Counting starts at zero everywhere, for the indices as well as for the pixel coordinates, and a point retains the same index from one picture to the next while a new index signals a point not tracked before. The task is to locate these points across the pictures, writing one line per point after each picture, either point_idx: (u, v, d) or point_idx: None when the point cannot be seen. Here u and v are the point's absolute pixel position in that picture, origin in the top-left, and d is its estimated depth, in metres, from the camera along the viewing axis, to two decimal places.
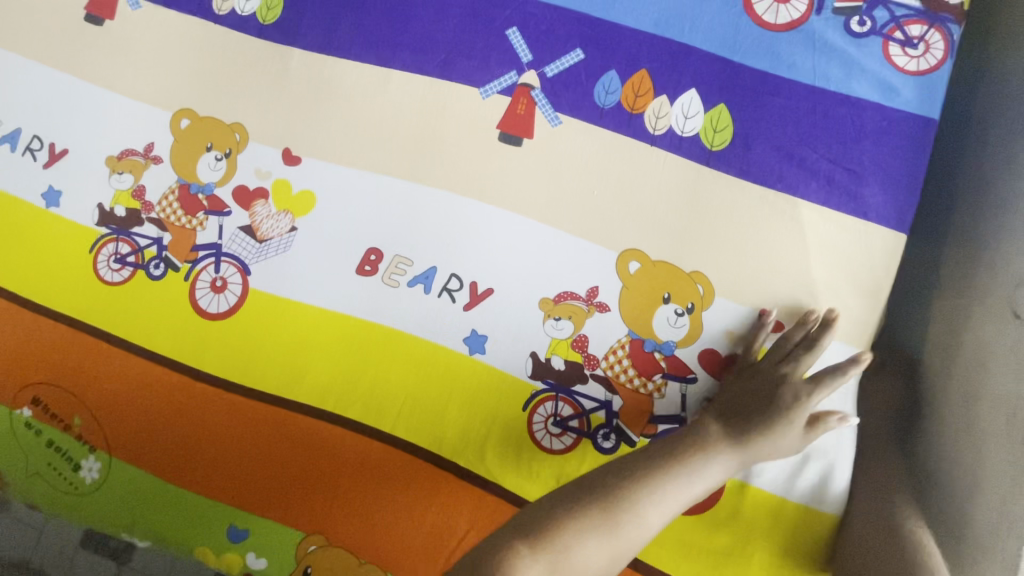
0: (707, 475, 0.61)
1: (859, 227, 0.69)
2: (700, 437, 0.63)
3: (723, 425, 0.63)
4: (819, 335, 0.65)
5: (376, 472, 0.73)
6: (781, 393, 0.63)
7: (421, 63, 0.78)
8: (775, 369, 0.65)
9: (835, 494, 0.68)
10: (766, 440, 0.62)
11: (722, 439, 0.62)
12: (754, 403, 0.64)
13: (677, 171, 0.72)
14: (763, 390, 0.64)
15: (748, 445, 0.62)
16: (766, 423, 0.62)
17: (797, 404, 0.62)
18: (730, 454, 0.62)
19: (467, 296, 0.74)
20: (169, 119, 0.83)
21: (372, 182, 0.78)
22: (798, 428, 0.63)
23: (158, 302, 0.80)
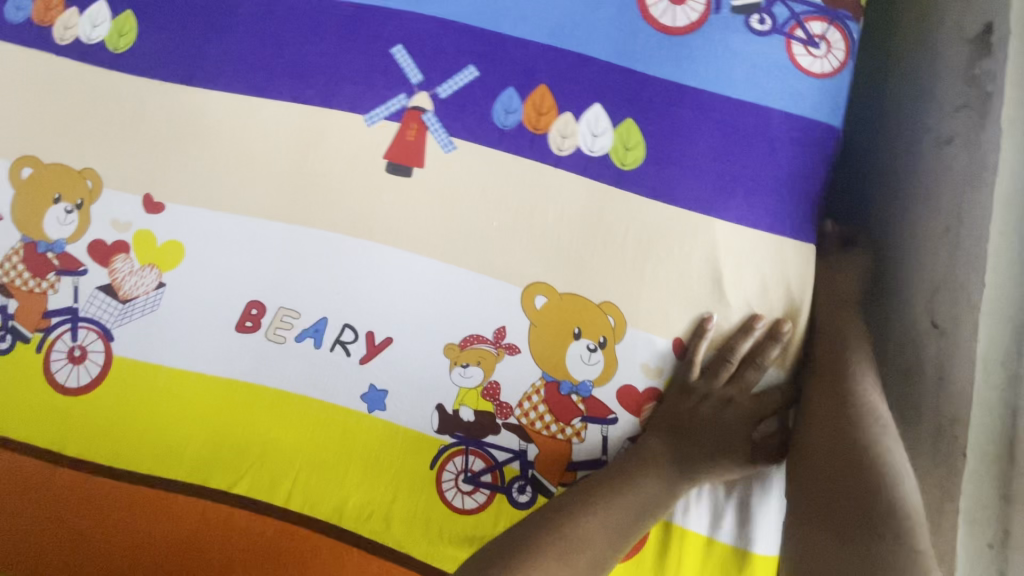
0: (657, 502, 0.61)
1: (774, 242, 0.64)
2: (650, 456, 0.62)
3: (671, 445, 0.62)
4: (765, 349, 0.63)
5: (270, 554, 0.66)
6: (726, 412, 0.63)
7: (297, 90, 0.70)
8: (721, 386, 0.63)
9: (766, 527, 0.63)
10: (714, 459, 0.62)
11: (670, 463, 0.62)
12: (700, 422, 0.63)
13: (579, 195, 0.67)
14: (709, 409, 0.63)
15: (695, 464, 0.62)
16: (713, 444, 0.62)
17: (741, 423, 0.63)
18: (680, 474, 0.61)
19: (363, 349, 0.66)
20: (8, 167, 0.72)
21: (247, 227, 0.69)
22: (744, 447, 0.62)
23: (8, 379, 0.70)
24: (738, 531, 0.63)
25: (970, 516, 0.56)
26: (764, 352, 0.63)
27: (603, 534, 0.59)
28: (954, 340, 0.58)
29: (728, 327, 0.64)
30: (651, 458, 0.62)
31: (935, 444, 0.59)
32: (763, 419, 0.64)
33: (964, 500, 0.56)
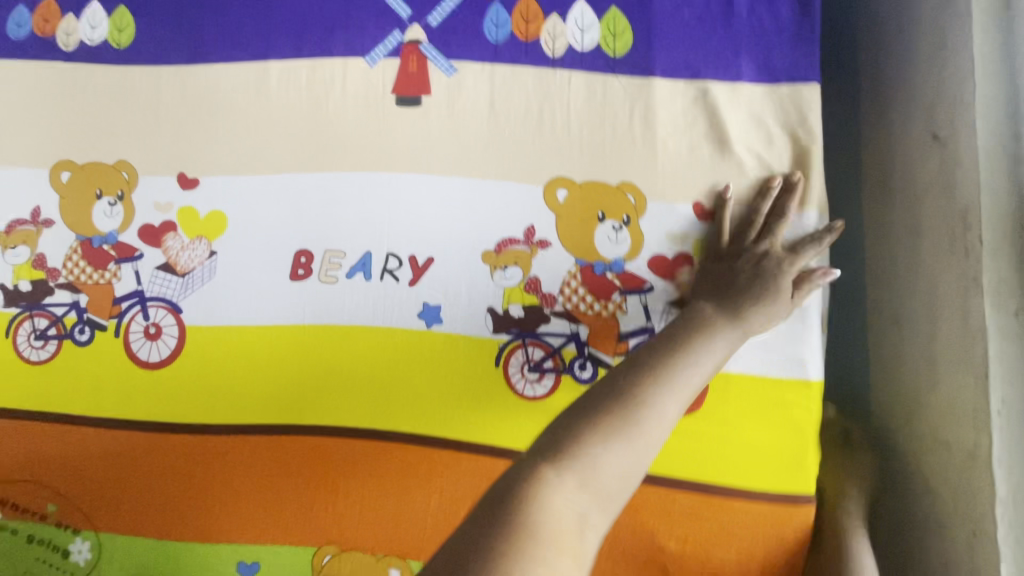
0: (715, 361, 0.51)
1: (773, 94, 0.67)
2: (699, 313, 0.56)
3: (716, 303, 0.58)
4: (788, 205, 0.64)
5: (368, 467, 0.71)
6: (764, 267, 0.60)
7: (297, 46, 0.74)
8: (752, 244, 0.63)
9: (811, 353, 0.68)
10: (756, 305, 0.58)
11: (717, 319, 0.55)
12: (740, 278, 0.60)
13: (582, 89, 0.70)
14: (745, 267, 0.61)
15: (743, 316, 0.56)
16: (755, 291, 0.59)
17: (780, 274, 0.60)
18: (733, 328, 0.55)
19: (409, 272, 0.71)
20: (47, 175, 0.77)
21: (280, 183, 0.73)
22: (786, 295, 0.60)
23: (95, 367, 0.75)
24: (786, 365, 0.67)
25: (994, 291, 0.56)
26: (779, 198, 0.65)
27: (673, 399, 0.46)
28: (954, 142, 0.60)
29: (745, 182, 0.67)
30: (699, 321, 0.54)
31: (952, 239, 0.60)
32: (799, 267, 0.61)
33: (986, 278, 0.56)
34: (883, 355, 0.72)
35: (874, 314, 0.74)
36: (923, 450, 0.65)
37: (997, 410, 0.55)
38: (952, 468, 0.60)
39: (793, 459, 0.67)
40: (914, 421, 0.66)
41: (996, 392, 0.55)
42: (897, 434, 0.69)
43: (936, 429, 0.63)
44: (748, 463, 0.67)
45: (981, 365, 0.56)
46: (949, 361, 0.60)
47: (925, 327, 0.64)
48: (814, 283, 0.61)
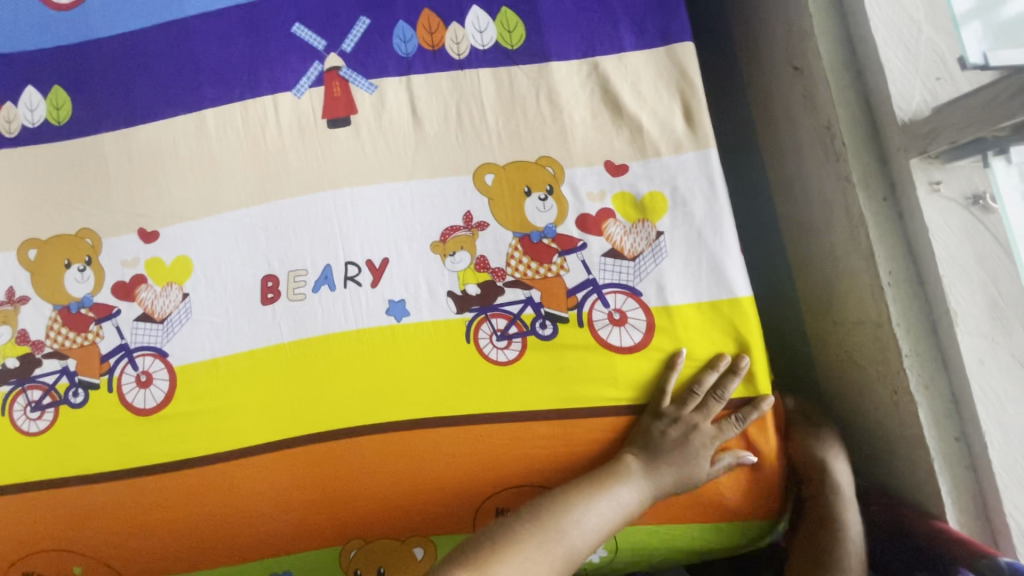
0: (629, 512, 0.65)
1: (655, 55, 0.76)
2: (622, 470, 0.67)
3: (640, 459, 0.68)
4: (724, 383, 0.70)
5: (367, 462, 0.75)
6: (693, 435, 0.69)
7: (228, 93, 0.81)
8: (690, 413, 0.69)
9: (735, 273, 0.72)
10: (680, 478, 0.68)
11: (641, 473, 0.67)
12: (668, 441, 0.68)
13: (490, 83, 0.78)
14: (678, 430, 0.69)
15: (660, 478, 0.67)
16: (679, 455, 0.68)
17: (705, 444, 0.69)
18: (646, 490, 0.67)
19: (369, 275, 0.78)
20: (16, 255, 0.81)
21: (235, 218, 0.79)
22: (708, 464, 0.69)
23: (94, 425, 0.79)
24: (717, 287, 0.72)
25: (863, 182, 0.65)
26: (670, 140, 0.75)
27: (604, 507, 0.64)
28: (808, 67, 0.70)
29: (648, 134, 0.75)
30: (626, 463, 0.68)
31: (826, 147, 0.69)
32: (723, 429, 0.70)
33: (854, 173, 0.65)
34: (801, 261, 0.82)
35: (788, 228, 0.83)
36: (845, 334, 0.74)
37: (886, 281, 0.64)
38: (866, 343, 0.69)
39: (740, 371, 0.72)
40: (834, 311, 0.75)
41: (884, 266, 0.64)
42: (827, 327, 0.78)
43: (849, 313, 0.72)
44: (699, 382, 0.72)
45: (867, 248, 0.65)
46: (846, 251, 0.70)
47: (826, 229, 0.73)
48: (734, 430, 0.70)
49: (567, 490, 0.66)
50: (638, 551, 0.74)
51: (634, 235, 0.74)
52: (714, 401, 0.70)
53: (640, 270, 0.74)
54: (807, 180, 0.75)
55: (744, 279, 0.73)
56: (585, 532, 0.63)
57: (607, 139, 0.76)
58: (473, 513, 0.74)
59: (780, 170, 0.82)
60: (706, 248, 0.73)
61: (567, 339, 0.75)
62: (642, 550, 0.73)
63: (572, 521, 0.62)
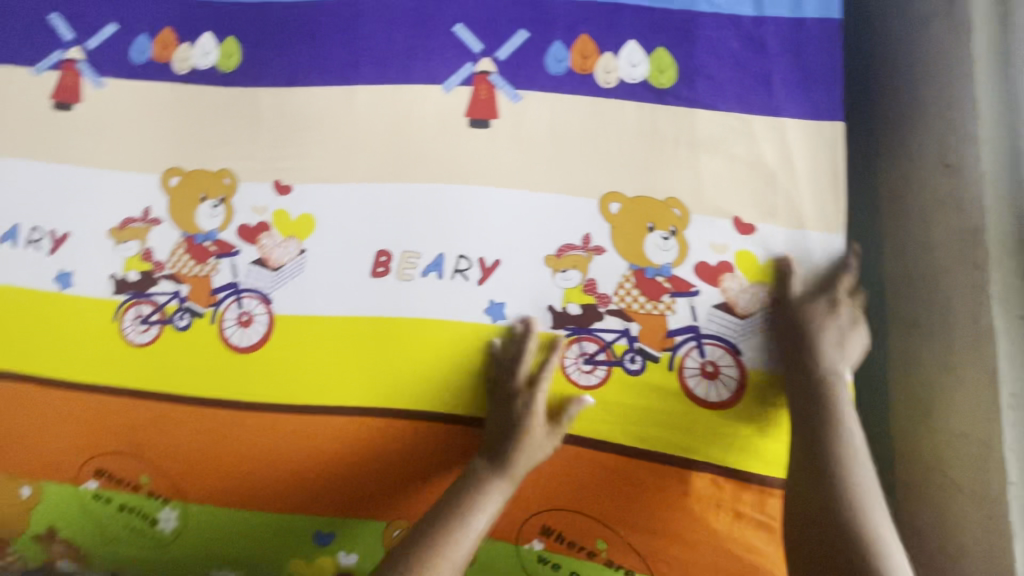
0: (488, 514, 0.67)
1: (805, 125, 0.77)
2: (469, 474, 0.70)
3: (484, 459, 0.71)
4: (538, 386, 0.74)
5: (441, 451, 0.79)
6: (515, 415, 0.72)
7: (381, 75, 0.85)
8: (514, 394, 0.74)
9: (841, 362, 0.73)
10: (525, 459, 0.71)
11: (485, 467, 0.70)
12: (497, 430, 0.72)
13: (633, 117, 0.80)
14: (500, 418, 0.73)
15: (505, 465, 0.70)
16: (517, 441, 0.70)
17: (531, 417, 0.72)
18: (495, 479, 0.69)
19: (478, 273, 0.80)
20: (157, 179, 0.86)
21: (363, 191, 0.83)
22: (542, 432, 0.72)
23: (192, 350, 0.84)
24: None
25: (1002, 297, 0.66)
26: (801, 214, 0.76)
27: (469, 517, 0.66)
28: (960, 169, 0.70)
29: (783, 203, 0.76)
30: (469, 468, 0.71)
31: (964, 252, 0.69)
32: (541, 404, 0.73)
33: (995, 287, 0.66)
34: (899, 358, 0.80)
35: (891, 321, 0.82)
36: (938, 442, 0.73)
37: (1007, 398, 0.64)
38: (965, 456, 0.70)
39: None
40: (930, 415, 0.74)
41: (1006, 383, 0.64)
42: (917, 432, 0.76)
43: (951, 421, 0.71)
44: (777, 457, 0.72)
45: (992, 362, 0.65)
46: (960, 358, 0.69)
47: (939, 332, 0.73)
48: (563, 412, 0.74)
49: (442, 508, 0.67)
50: None
51: (750, 295, 0.75)
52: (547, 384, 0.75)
53: (746, 329, 0.75)
54: (926, 278, 0.75)
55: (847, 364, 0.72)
56: (466, 542, 0.65)
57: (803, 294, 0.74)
58: (524, 525, 0.75)
59: (891, 260, 0.81)
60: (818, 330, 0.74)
61: (655, 379, 0.75)
62: None
63: (452, 540, 0.64)
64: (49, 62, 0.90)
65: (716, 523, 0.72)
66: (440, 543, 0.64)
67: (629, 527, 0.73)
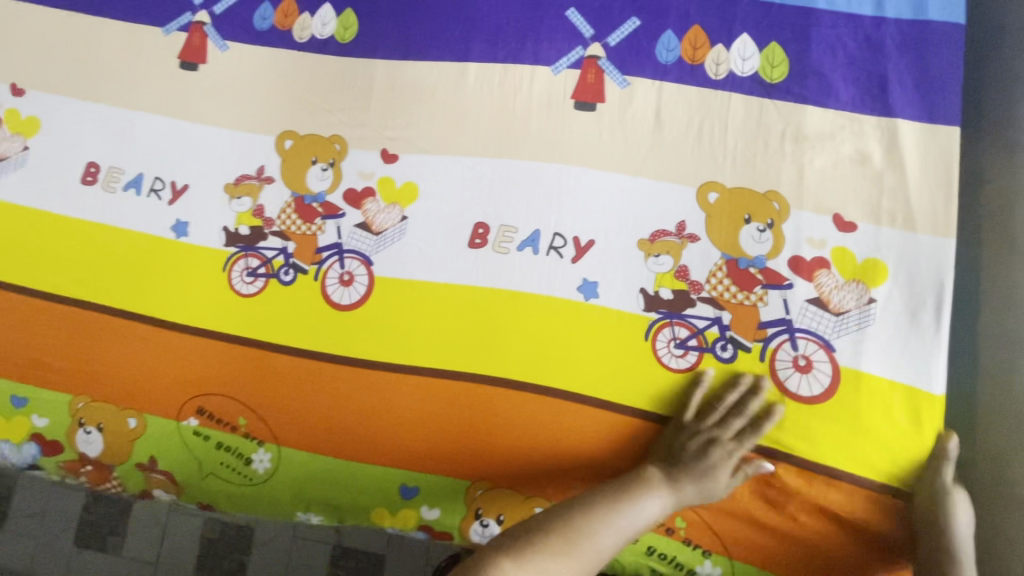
0: (642, 527, 0.71)
1: (916, 128, 0.77)
2: (641, 478, 0.73)
3: (662, 470, 0.74)
4: (744, 432, 0.74)
5: (525, 420, 0.80)
6: (712, 449, 0.73)
7: (493, 54, 0.88)
8: (708, 427, 0.75)
9: (938, 367, 0.73)
10: (699, 493, 0.73)
11: (661, 483, 0.73)
12: (689, 454, 0.73)
13: (740, 109, 0.81)
14: (696, 446, 0.73)
15: (680, 489, 0.72)
16: (698, 470, 0.72)
17: (723, 459, 0.73)
18: (665, 497, 0.72)
19: (572, 251, 0.83)
20: (273, 141, 0.92)
21: (466, 164, 0.87)
22: (726, 479, 0.73)
23: (295, 304, 0.89)
24: (916, 373, 0.73)
25: None
26: (906, 216, 0.76)
27: (627, 516, 0.70)
28: None
29: (889, 204, 0.76)
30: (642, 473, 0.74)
31: None
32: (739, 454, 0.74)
33: None
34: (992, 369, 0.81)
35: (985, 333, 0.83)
36: None
37: None
38: None
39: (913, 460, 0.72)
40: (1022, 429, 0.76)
41: None
42: (1010, 445, 0.77)
43: None
44: (868, 455, 0.73)
45: None
46: None
47: None
48: (748, 470, 0.74)
49: (607, 496, 0.71)
50: None
51: (844, 292, 0.76)
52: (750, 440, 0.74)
53: (841, 326, 0.75)
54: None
55: (941, 368, 0.73)
56: (615, 536, 0.69)
57: (926, 379, 0.73)
58: None
59: (991, 269, 0.82)
60: (915, 334, 0.74)
61: (744, 367, 0.77)
62: None
63: (605, 527, 0.69)
64: (179, 24, 0.96)
65: (797, 514, 0.74)
66: (585, 536, 0.68)
67: (710, 511, 0.76)
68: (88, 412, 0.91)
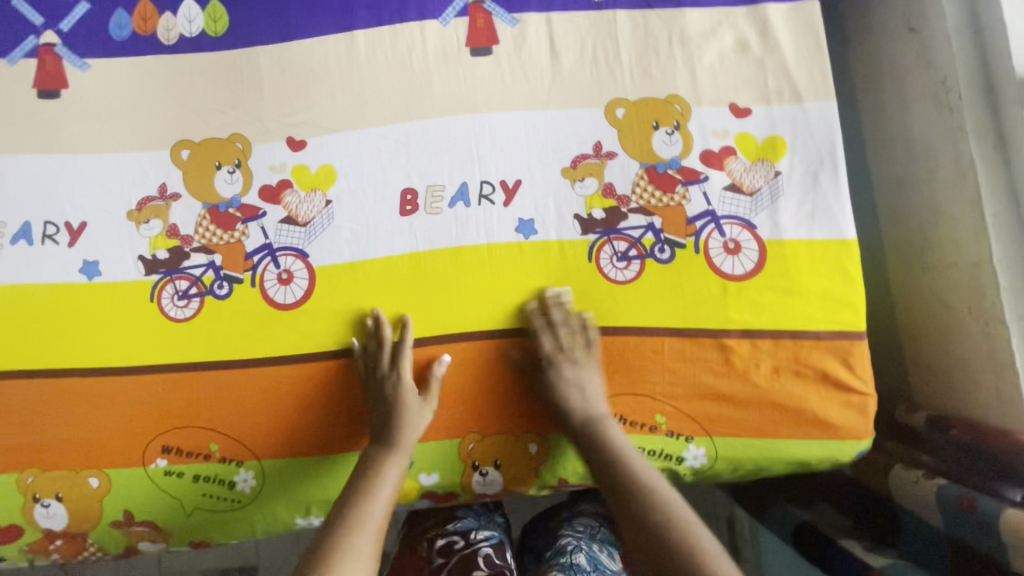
0: (387, 489, 0.75)
1: (780, 11, 0.84)
2: (365, 464, 0.78)
3: (375, 444, 0.79)
4: (396, 358, 0.81)
5: (498, 366, 0.83)
6: (382, 392, 0.80)
7: (377, 17, 0.87)
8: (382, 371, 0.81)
9: (846, 217, 0.81)
10: (411, 425, 0.79)
11: (380, 450, 0.78)
12: (377, 408, 0.80)
13: (627, 24, 0.85)
14: (377, 392, 0.80)
15: (396, 441, 0.78)
16: (390, 415, 0.79)
17: (396, 396, 0.79)
18: (391, 456, 0.77)
19: (502, 195, 0.84)
20: (168, 154, 0.86)
21: (378, 134, 0.85)
22: (415, 404, 0.79)
23: (236, 315, 0.85)
24: (830, 229, 0.81)
25: (975, 132, 0.77)
26: (790, 90, 0.83)
27: (369, 501, 0.74)
28: (927, 30, 0.82)
29: (775, 83, 0.83)
30: (369, 455, 0.78)
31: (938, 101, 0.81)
32: (395, 390, 0.79)
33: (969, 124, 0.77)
34: (893, 212, 0.92)
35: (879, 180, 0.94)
36: (942, 274, 0.84)
37: (991, 222, 0.76)
38: (969, 278, 0.79)
39: (846, 304, 0.80)
40: (928, 256, 0.86)
41: (989, 208, 0.76)
42: (918, 271, 0.89)
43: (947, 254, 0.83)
44: (807, 310, 0.80)
45: (974, 191, 0.77)
46: (948, 194, 0.81)
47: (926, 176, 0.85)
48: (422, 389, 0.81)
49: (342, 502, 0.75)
50: (736, 460, 0.82)
51: (753, 172, 0.82)
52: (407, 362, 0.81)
53: (757, 204, 0.82)
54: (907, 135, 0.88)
55: (848, 218, 0.81)
56: (370, 523, 0.72)
57: (839, 230, 0.81)
58: None
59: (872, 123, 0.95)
60: (822, 194, 0.81)
61: (684, 263, 0.82)
62: (741, 459, 0.82)
63: (356, 522, 0.72)
64: (23, 50, 0.87)
65: (759, 380, 0.80)
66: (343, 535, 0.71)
67: (687, 400, 0.81)
68: (39, 486, 0.84)
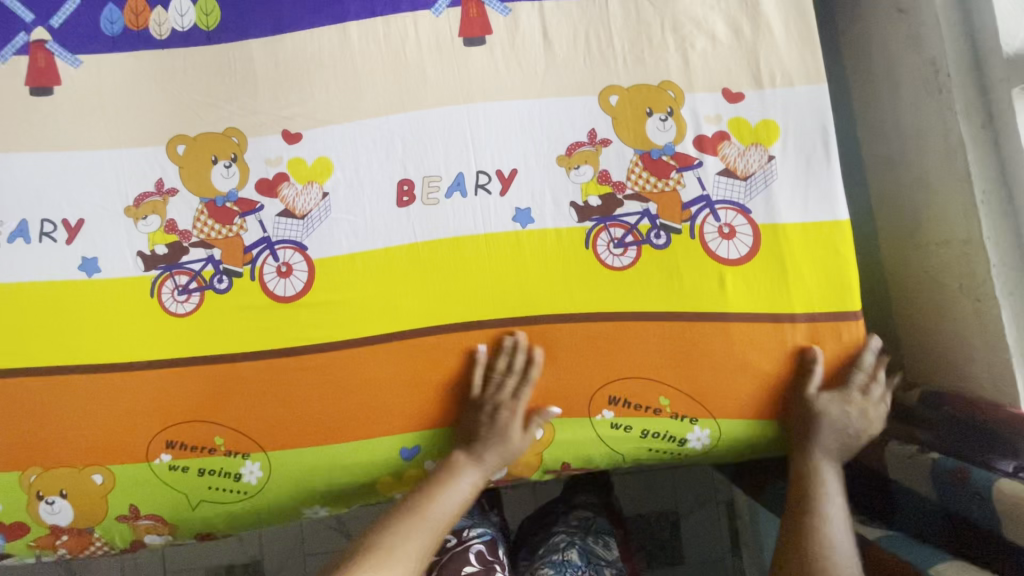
0: (456, 501, 0.78)
1: None
2: (446, 466, 0.80)
3: (464, 451, 0.81)
4: (519, 389, 0.82)
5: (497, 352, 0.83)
6: (498, 413, 0.81)
7: (369, 9, 0.86)
8: (500, 395, 0.82)
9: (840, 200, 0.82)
10: (501, 454, 0.81)
11: (466, 461, 0.80)
12: (481, 425, 0.81)
13: (619, 11, 0.85)
14: (488, 411, 0.82)
15: (483, 459, 0.80)
16: (491, 435, 0.80)
17: (507, 422, 0.81)
18: (472, 471, 0.80)
19: (499, 184, 0.85)
20: (164, 150, 0.86)
21: (373, 126, 0.86)
22: (517, 435, 0.81)
23: (237, 309, 0.85)
24: (823, 211, 0.82)
25: (964, 112, 0.78)
26: (782, 74, 0.83)
27: (433, 507, 0.77)
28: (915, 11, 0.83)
29: (767, 67, 0.84)
30: (448, 461, 0.81)
31: (927, 82, 0.82)
32: (508, 422, 0.81)
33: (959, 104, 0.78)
34: (886, 194, 0.93)
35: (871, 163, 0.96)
36: (934, 253, 0.85)
37: (981, 200, 0.77)
38: (960, 256, 0.81)
39: (840, 284, 0.82)
40: (920, 236, 0.88)
41: (979, 187, 0.77)
42: (910, 251, 0.90)
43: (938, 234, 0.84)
44: (801, 291, 0.82)
45: (965, 170, 0.78)
46: (939, 175, 0.82)
47: (917, 157, 0.86)
48: (530, 421, 0.82)
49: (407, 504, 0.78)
50: (736, 440, 0.84)
51: (747, 157, 0.83)
52: (527, 396, 0.82)
53: (751, 188, 0.83)
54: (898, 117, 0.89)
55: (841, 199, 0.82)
56: (428, 531, 0.76)
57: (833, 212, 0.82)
58: (590, 398, 0.83)
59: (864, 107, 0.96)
60: (815, 178, 0.82)
61: (680, 248, 0.83)
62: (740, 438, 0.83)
63: (418, 528, 0.75)
64: (14, 48, 0.87)
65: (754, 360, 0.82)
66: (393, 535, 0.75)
67: (685, 382, 0.82)
68: (44, 483, 0.85)
